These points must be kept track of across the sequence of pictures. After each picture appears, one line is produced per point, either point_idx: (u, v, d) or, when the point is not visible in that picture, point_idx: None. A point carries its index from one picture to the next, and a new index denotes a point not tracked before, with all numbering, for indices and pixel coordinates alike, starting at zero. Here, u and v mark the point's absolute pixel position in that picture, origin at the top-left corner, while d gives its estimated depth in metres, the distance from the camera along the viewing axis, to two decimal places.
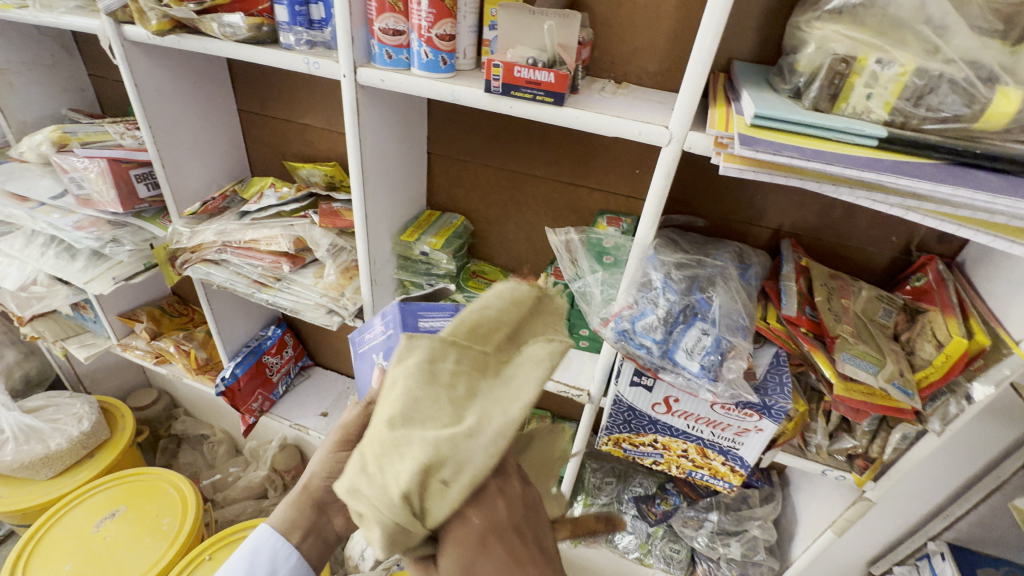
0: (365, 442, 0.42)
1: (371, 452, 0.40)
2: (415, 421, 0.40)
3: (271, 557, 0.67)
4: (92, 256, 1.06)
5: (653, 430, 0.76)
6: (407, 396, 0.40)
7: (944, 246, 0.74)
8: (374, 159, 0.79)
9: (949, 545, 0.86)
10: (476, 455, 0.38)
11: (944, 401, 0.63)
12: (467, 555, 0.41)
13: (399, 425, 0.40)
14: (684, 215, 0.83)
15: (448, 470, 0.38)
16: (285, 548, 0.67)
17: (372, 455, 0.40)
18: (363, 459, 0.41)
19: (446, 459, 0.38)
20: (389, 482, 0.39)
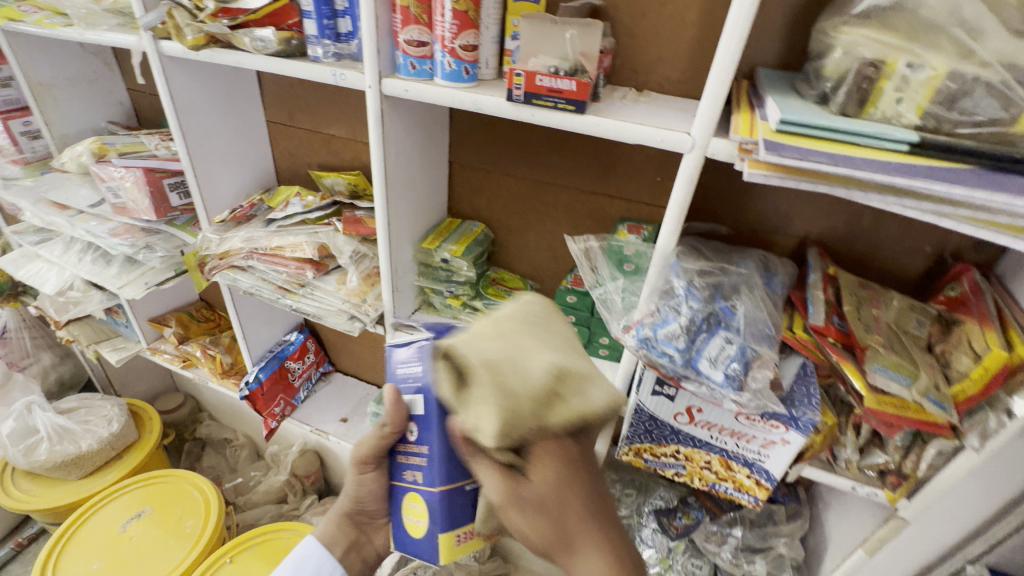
0: (496, 337, 0.49)
1: (503, 343, 0.49)
2: (546, 344, 0.50)
3: (316, 567, 0.76)
4: (126, 262, 1.10)
5: (675, 440, 0.74)
6: (534, 332, 0.51)
7: (981, 254, 0.71)
8: (397, 168, 0.81)
9: (989, 569, 0.84)
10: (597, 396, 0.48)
11: (982, 416, 0.60)
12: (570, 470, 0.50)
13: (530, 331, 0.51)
14: (707, 223, 0.82)
15: (569, 385, 0.47)
16: (328, 562, 0.76)
17: (504, 346, 0.48)
18: (499, 348, 0.48)
19: (572, 379, 0.48)
20: (529, 370, 0.46)
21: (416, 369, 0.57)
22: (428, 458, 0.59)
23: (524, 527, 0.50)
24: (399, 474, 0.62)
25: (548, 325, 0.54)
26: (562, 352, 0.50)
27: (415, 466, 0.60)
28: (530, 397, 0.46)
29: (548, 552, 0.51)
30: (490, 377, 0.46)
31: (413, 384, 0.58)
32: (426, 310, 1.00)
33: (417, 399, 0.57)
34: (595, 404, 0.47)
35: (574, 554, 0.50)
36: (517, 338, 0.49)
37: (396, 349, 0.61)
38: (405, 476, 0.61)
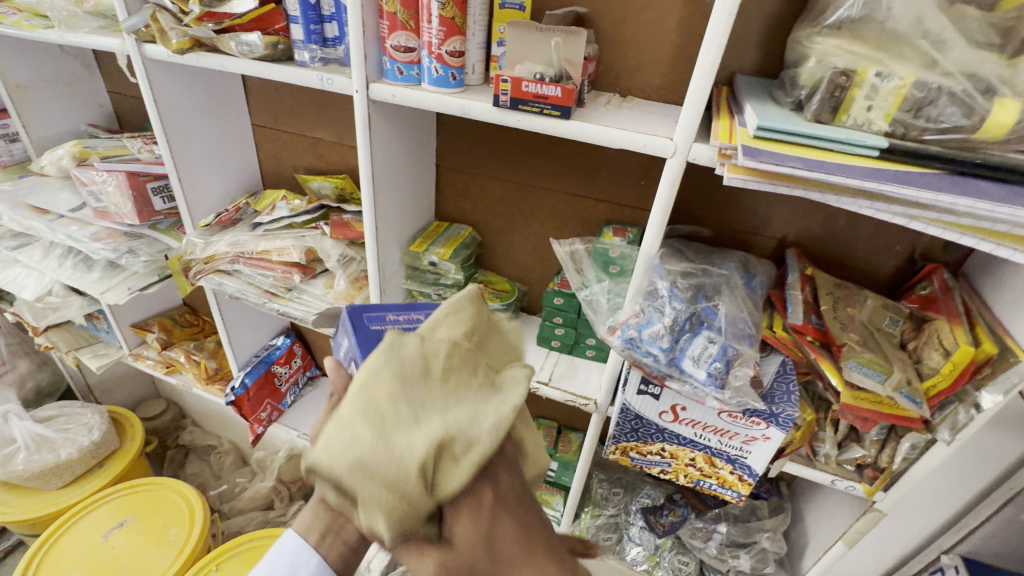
0: (356, 418, 0.41)
1: (367, 425, 0.41)
2: (419, 410, 0.42)
3: (290, 563, 0.61)
4: (108, 266, 1.09)
5: (660, 439, 0.76)
6: (404, 385, 0.43)
7: (949, 254, 0.74)
8: (385, 172, 0.81)
9: (963, 558, 0.85)
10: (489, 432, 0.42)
11: (953, 409, 0.63)
12: (491, 512, 0.44)
13: (393, 404, 0.42)
14: (689, 225, 0.84)
15: (458, 446, 0.41)
16: (305, 551, 0.62)
17: (368, 430, 0.41)
18: (362, 437, 0.40)
19: (455, 432, 0.41)
20: (402, 451, 0.40)
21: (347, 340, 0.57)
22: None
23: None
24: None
25: (419, 375, 0.45)
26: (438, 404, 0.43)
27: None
28: (417, 484, 0.39)
29: None
30: (359, 480, 0.39)
31: (347, 356, 0.58)
32: None
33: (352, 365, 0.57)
34: (488, 446, 0.41)
35: None
36: (384, 404, 0.42)
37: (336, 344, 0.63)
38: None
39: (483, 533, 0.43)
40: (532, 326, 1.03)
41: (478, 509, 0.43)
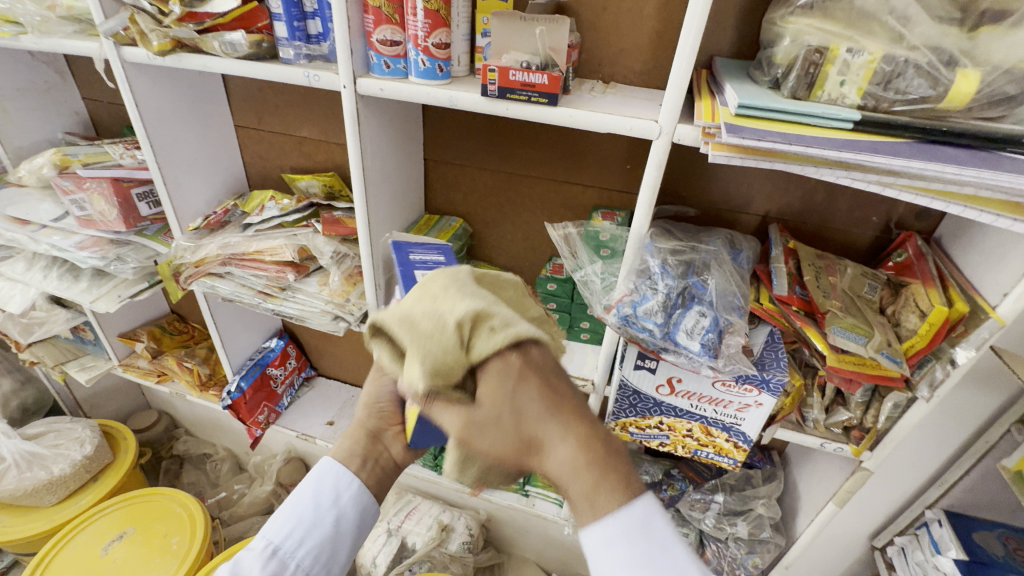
0: (422, 291, 0.50)
1: (422, 299, 0.49)
2: (464, 291, 0.49)
3: (334, 483, 0.67)
4: (96, 275, 1.07)
5: (658, 412, 0.78)
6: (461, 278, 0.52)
7: (922, 222, 0.78)
8: (375, 167, 0.82)
9: (946, 512, 0.92)
10: (519, 323, 0.48)
11: (930, 367, 0.67)
12: (520, 380, 0.47)
13: (450, 285, 0.50)
14: (675, 205, 0.87)
15: (494, 322, 0.48)
16: (346, 475, 0.68)
17: (422, 302, 0.49)
18: (416, 303, 0.49)
19: (497, 312, 0.48)
20: (446, 315, 0.47)
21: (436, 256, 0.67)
22: None
23: (494, 448, 0.48)
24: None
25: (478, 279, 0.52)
26: (489, 294, 0.50)
27: None
28: (453, 337, 0.46)
29: (520, 460, 0.48)
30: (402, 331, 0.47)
31: (438, 263, 0.65)
32: None
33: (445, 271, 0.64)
34: (523, 328, 0.48)
35: (542, 453, 0.48)
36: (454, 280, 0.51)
37: (408, 245, 0.68)
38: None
39: (508, 395, 0.47)
40: None
41: (503, 374, 0.47)
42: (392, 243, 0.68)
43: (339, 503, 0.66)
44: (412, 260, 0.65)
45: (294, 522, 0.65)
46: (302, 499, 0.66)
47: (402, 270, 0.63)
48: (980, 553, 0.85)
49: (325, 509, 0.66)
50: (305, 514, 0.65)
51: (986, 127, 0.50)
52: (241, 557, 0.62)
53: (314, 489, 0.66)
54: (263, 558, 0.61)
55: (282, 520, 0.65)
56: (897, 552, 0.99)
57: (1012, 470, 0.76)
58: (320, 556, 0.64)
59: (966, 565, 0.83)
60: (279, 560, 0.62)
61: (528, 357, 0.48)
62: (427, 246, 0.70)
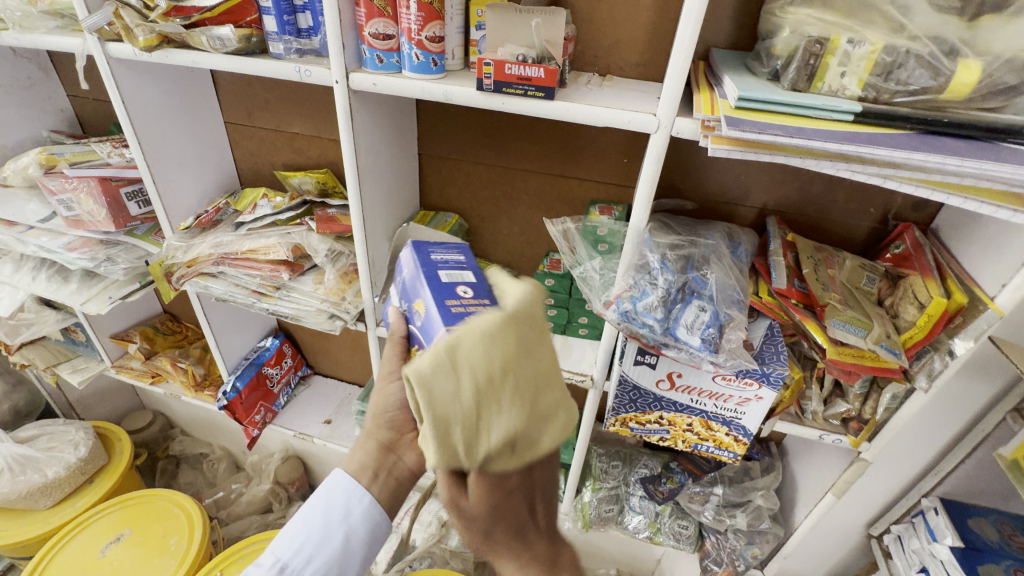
0: (467, 367, 0.42)
1: (469, 387, 0.42)
2: (513, 395, 0.43)
3: (345, 498, 0.66)
4: (86, 276, 1.06)
5: (658, 407, 0.78)
6: (518, 361, 0.44)
7: (919, 213, 0.78)
8: (369, 163, 0.81)
9: (942, 500, 0.93)
10: (547, 440, 0.46)
11: (929, 358, 0.67)
12: (506, 502, 0.49)
13: (503, 374, 0.43)
14: (673, 199, 0.86)
15: (525, 441, 0.45)
16: (357, 490, 0.67)
17: (469, 393, 0.42)
18: (462, 395, 0.42)
19: (529, 426, 0.45)
20: (482, 434, 0.43)
21: (460, 256, 0.61)
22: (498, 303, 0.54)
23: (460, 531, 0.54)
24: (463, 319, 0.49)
25: (531, 358, 0.45)
26: (532, 401, 0.45)
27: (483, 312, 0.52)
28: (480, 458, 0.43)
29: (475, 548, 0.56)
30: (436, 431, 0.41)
31: (461, 263, 0.59)
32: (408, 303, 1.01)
33: (468, 271, 0.58)
34: (542, 452, 0.46)
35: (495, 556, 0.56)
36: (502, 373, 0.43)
37: (426, 245, 0.61)
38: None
39: (493, 511, 0.49)
40: None
41: (496, 493, 0.48)
42: (408, 242, 0.61)
43: (349, 519, 0.66)
44: (433, 260, 0.58)
45: (303, 539, 0.66)
46: (313, 516, 0.66)
47: (423, 270, 0.56)
48: (975, 539, 0.87)
49: (335, 524, 0.66)
50: (315, 530, 0.66)
51: (987, 118, 0.50)
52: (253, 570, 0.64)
53: (323, 505, 0.66)
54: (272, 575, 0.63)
55: (292, 534, 0.66)
56: (893, 539, 1.00)
57: (1008, 458, 0.77)
58: (329, 571, 0.66)
59: (962, 552, 0.85)
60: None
61: (528, 476, 0.50)
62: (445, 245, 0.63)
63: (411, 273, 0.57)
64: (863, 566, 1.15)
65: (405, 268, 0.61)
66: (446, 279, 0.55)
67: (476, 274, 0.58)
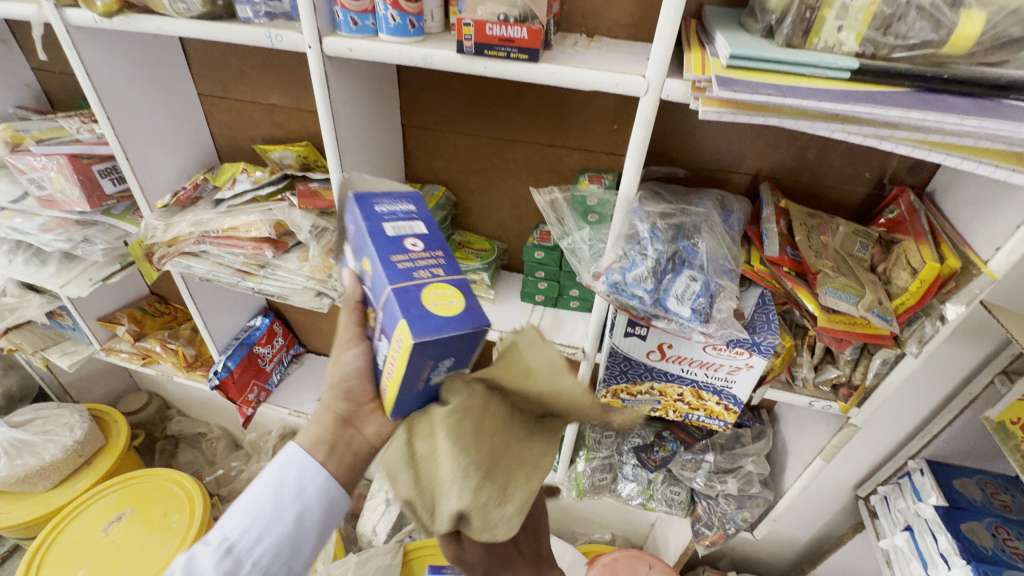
0: (419, 456, 0.46)
1: (420, 473, 0.46)
2: (460, 481, 0.44)
3: (298, 475, 0.55)
4: (64, 258, 1.03)
5: (649, 377, 0.78)
6: (465, 445, 0.45)
7: (915, 177, 0.76)
8: (350, 134, 0.78)
9: (927, 461, 0.95)
10: (502, 522, 0.46)
11: (920, 323, 0.66)
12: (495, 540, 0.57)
13: (449, 459, 0.45)
14: (665, 166, 0.84)
15: (479, 521, 0.46)
16: (313, 465, 0.55)
17: (418, 478, 0.46)
18: (417, 481, 0.46)
19: (482, 513, 0.46)
20: (434, 514, 0.45)
21: (407, 204, 0.58)
22: (445, 253, 0.52)
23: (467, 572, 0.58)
24: (408, 273, 0.48)
25: (479, 439, 0.46)
26: (482, 484, 0.45)
27: (427, 264, 0.50)
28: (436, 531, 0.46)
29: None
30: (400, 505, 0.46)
31: (409, 213, 0.57)
32: None
33: (415, 221, 0.56)
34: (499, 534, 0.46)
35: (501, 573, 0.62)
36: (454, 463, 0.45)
37: (369, 196, 0.57)
38: (419, 275, 0.49)
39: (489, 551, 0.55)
40: (514, 283, 1.03)
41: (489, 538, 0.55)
42: (350, 195, 0.57)
43: (303, 498, 0.54)
44: (377, 210, 0.55)
45: (250, 518, 0.54)
46: (262, 493, 0.55)
47: (368, 224, 0.53)
48: (959, 499, 0.88)
49: (286, 503, 0.55)
50: (265, 509, 0.55)
51: (989, 73, 0.47)
52: (196, 552, 0.55)
53: (276, 477, 0.55)
54: (216, 556, 0.53)
55: (238, 512, 0.55)
56: (879, 500, 1.04)
57: (995, 420, 0.78)
58: (280, 557, 0.54)
59: (945, 511, 0.87)
60: (233, 559, 0.53)
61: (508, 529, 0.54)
62: (394, 193, 0.60)
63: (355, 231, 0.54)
64: (850, 526, 1.18)
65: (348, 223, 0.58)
66: (392, 233, 0.53)
67: (423, 225, 0.56)
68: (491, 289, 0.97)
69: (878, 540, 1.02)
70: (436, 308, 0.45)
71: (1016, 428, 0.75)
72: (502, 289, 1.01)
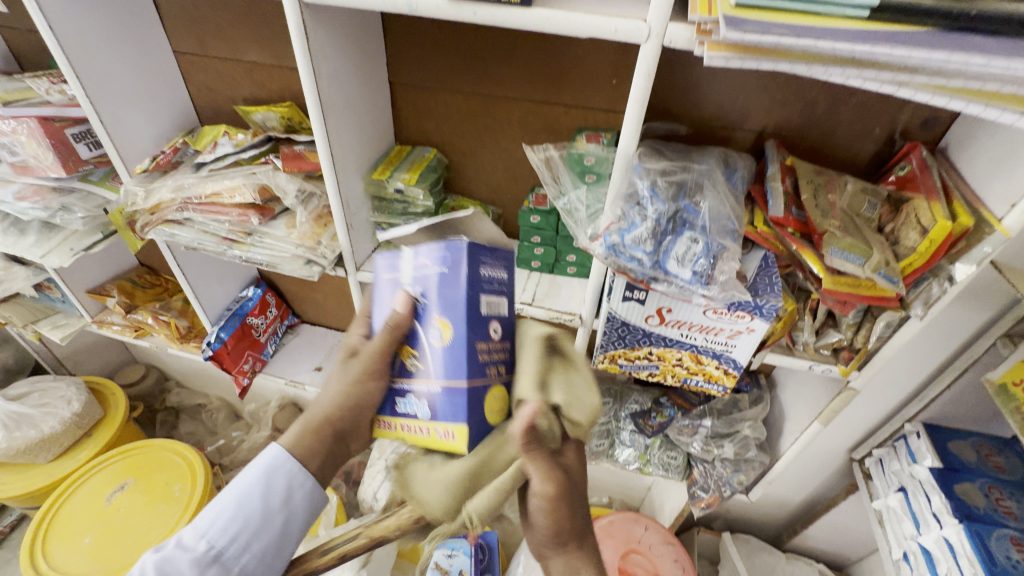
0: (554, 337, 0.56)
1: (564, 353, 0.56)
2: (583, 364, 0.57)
3: (287, 479, 0.58)
4: (44, 228, 0.99)
5: (647, 343, 0.76)
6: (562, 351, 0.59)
7: (928, 132, 0.73)
8: (333, 92, 0.74)
9: (924, 424, 0.95)
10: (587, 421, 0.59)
11: (927, 285, 0.64)
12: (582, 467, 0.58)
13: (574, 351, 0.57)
14: (665, 124, 0.80)
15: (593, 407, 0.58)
16: (301, 472, 0.59)
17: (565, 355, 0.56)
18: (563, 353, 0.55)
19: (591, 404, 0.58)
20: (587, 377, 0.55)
21: (501, 271, 0.53)
22: (509, 345, 0.54)
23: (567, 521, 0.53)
24: (484, 375, 0.49)
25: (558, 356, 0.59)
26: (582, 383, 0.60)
27: (497, 361, 0.52)
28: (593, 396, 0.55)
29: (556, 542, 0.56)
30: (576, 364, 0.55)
31: (500, 286, 0.53)
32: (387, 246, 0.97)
33: (502, 296, 0.53)
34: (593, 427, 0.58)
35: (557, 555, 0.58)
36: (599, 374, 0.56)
37: (479, 246, 0.51)
38: (489, 374, 0.51)
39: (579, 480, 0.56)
40: (509, 249, 1.01)
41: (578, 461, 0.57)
42: (464, 239, 0.49)
43: (292, 503, 0.59)
44: (480, 277, 0.50)
45: (238, 523, 0.58)
46: (247, 497, 0.58)
47: (468, 295, 0.49)
48: (954, 461, 0.89)
49: (275, 510, 0.59)
50: (252, 514, 0.58)
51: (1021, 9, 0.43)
52: (171, 554, 0.56)
53: (265, 482, 0.58)
54: (200, 565, 0.55)
55: (215, 514, 0.58)
56: (875, 463, 1.05)
57: (998, 383, 0.76)
58: (266, 558, 0.58)
59: (940, 472, 0.87)
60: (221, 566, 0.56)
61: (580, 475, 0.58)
62: (496, 251, 0.53)
63: (450, 280, 0.49)
64: (843, 487, 1.20)
65: (438, 254, 0.50)
66: (484, 313, 0.50)
67: (507, 300, 0.54)
68: None
69: (870, 500, 1.04)
70: (490, 415, 0.51)
71: (1018, 391, 0.72)
72: None
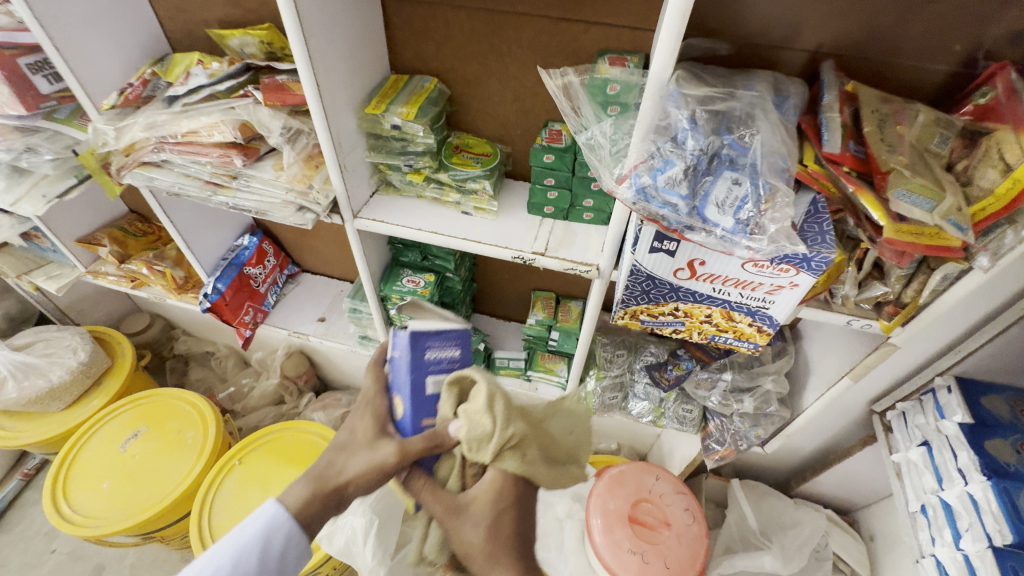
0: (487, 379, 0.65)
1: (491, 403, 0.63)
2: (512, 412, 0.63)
3: (286, 540, 0.59)
4: (12, 173, 0.91)
5: (674, 298, 0.69)
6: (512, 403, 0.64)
7: (1017, 49, 0.61)
8: (314, 7, 0.63)
9: (956, 377, 0.90)
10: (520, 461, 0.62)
11: (999, 234, 0.56)
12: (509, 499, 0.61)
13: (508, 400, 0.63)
14: (705, 42, 0.68)
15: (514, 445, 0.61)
16: (298, 535, 0.59)
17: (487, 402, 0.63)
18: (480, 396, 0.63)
19: (511, 442, 0.61)
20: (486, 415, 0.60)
21: (452, 355, 0.68)
22: None
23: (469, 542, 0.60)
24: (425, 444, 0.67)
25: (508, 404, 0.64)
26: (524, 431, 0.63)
27: None
28: (499, 436, 0.60)
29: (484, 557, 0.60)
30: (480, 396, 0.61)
31: (450, 363, 0.68)
32: (386, 190, 0.89)
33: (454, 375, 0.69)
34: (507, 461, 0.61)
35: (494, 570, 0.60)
36: (485, 407, 0.60)
37: (424, 335, 0.66)
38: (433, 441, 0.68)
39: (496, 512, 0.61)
40: (520, 192, 0.92)
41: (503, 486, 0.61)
42: (409, 331, 0.65)
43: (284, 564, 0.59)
44: (426, 361, 0.66)
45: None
46: (242, 558, 0.57)
47: (413, 376, 0.65)
48: (986, 416, 0.84)
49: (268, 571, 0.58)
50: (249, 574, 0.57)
51: None
52: None
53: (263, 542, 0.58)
54: None
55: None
56: (897, 416, 1.01)
57: None
58: None
59: (970, 428, 0.82)
60: None
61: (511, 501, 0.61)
62: (444, 335, 0.68)
63: (403, 362, 0.65)
64: (860, 437, 1.17)
65: (397, 344, 0.67)
66: (430, 389, 0.67)
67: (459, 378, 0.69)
68: (494, 200, 0.86)
69: (890, 453, 1.01)
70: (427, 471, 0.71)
71: None
72: (507, 199, 0.90)
